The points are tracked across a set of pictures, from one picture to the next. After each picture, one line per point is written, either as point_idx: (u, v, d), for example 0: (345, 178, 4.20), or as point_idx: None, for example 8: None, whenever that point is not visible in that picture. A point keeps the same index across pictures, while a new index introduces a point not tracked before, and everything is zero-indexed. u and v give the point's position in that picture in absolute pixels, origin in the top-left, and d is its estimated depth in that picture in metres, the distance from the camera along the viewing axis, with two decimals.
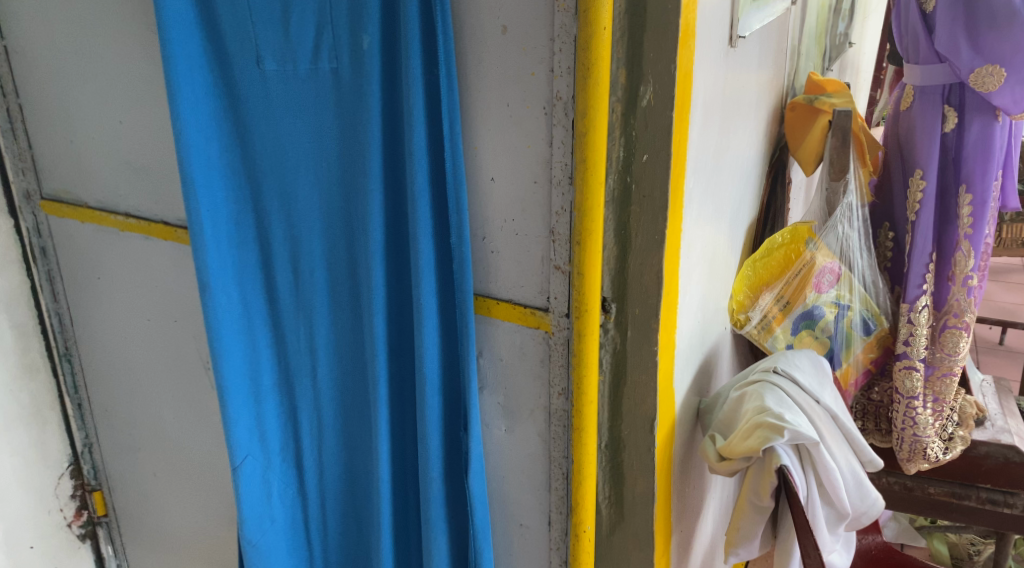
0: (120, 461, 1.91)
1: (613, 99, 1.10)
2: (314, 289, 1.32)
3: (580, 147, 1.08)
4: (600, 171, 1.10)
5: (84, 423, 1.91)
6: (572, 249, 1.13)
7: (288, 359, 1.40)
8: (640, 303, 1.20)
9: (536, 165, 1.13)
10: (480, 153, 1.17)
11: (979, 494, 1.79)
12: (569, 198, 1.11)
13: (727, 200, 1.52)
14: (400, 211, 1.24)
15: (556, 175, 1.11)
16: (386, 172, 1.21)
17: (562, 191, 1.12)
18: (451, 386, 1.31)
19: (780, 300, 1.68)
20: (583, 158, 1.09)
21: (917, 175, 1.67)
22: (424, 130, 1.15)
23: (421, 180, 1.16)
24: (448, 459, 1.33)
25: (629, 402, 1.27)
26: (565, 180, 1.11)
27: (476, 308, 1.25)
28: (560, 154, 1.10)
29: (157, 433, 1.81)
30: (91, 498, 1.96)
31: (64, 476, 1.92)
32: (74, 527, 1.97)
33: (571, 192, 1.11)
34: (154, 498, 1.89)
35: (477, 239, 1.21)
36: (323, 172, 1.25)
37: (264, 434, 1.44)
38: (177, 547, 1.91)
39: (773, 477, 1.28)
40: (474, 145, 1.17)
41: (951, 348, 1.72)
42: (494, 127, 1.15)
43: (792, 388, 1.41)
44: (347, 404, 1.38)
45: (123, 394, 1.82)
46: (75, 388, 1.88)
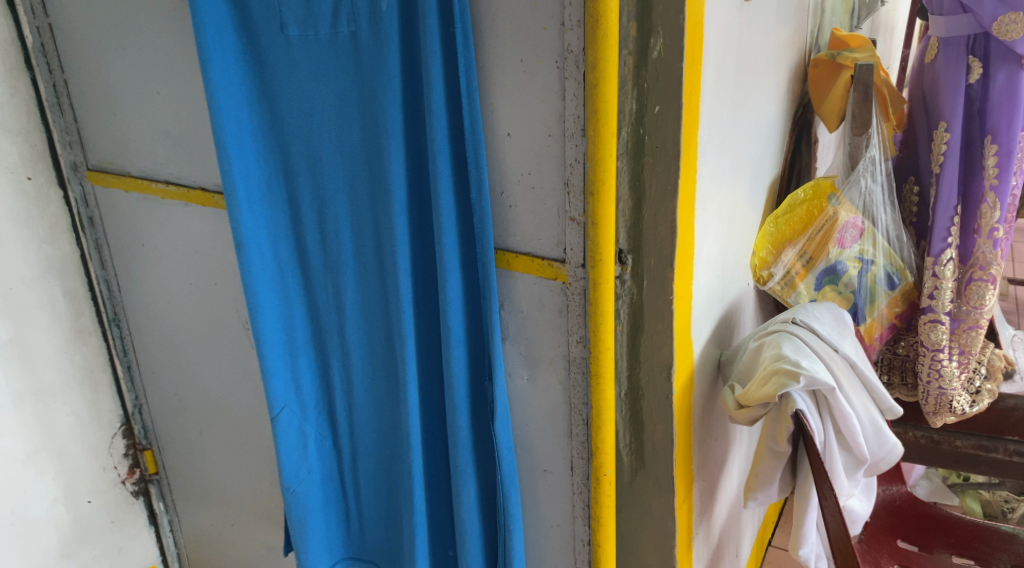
0: (168, 421, 2.01)
1: (624, 52, 1.15)
2: (341, 248, 1.38)
3: (592, 98, 1.12)
4: (612, 122, 1.14)
5: (134, 385, 2.01)
6: (586, 200, 1.17)
7: (319, 316, 1.47)
8: (655, 254, 1.24)
9: (550, 118, 1.17)
10: (497, 109, 1.21)
11: (1007, 446, 1.80)
12: (582, 149, 1.15)
13: (746, 157, 1.54)
14: (421, 169, 1.30)
15: (570, 128, 1.15)
16: (406, 131, 1.26)
17: (575, 143, 1.15)
18: (475, 337, 1.36)
19: (803, 256, 1.72)
20: (595, 108, 1.12)
21: (940, 128, 1.68)
22: (442, 88, 1.19)
23: (440, 137, 1.21)
24: (474, 408, 1.39)
25: (647, 350, 1.32)
26: (578, 132, 1.15)
27: (497, 262, 1.29)
28: (573, 107, 1.14)
29: (202, 393, 1.90)
30: (143, 457, 2.07)
31: (117, 435, 2.02)
32: (128, 484, 2.06)
33: (584, 144, 1.15)
34: (201, 455, 1.99)
35: (496, 195, 1.26)
36: (346, 134, 1.31)
37: (300, 388, 1.52)
38: (224, 502, 2.01)
39: (790, 423, 1.32)
40: (490, 101, 1.21)
41: (976, 301, 1.72)
42: (509, 83, 1.19)
43: (810, 337, 1.43)
44: (376, 358, 1.45)
45: (169, 356, 1.91)
46: (125, 351, 1.98)
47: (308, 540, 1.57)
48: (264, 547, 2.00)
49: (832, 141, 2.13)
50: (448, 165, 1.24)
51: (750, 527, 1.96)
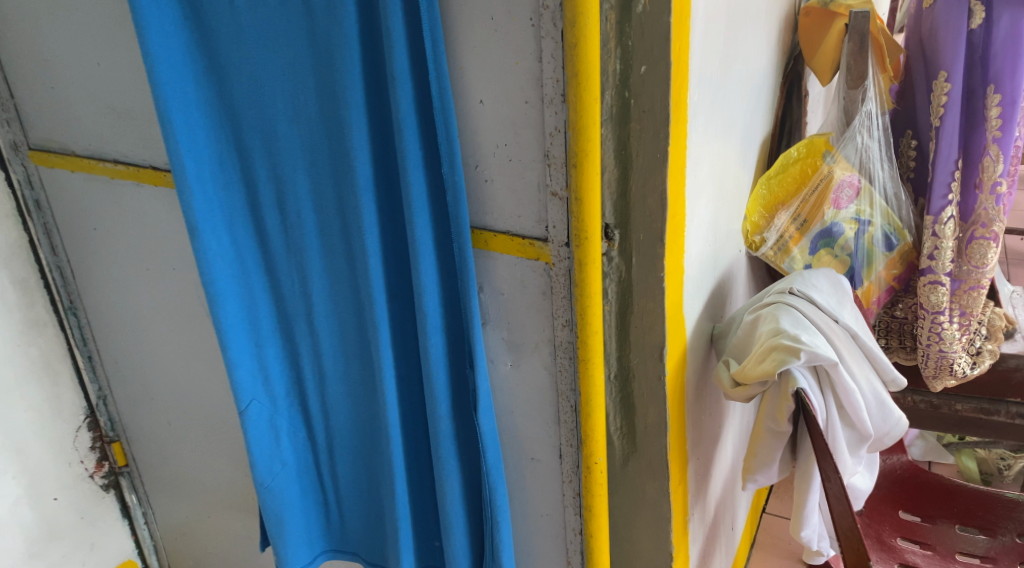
0: (135, 411, 1.91)
1: (605, 6, 1.04)
2: (304, 229, 1.28)
3: (572, 60, 1.01)
4: (595, 85, 1.03)
5: (96, 375, 1.90)
6: (568, 172, 1.07)
7: (285, 303, 1.37)
8: (644, 228, 1.15)
9: (526, 83, 1.06)
10: (469, 74, 1.10)
11: (1009, 409, 1.73)
12: (563, 117, 1.05)
13: (738, 116, 1.44)
14: (388, 142, 1.19)
15: (549, 93, 1.04)
16: (369, 100, 1.15)
17: (555, 110, 1.05)
18: (452, 322, 1.27)
19: (797, 219, 1.63)
20: (576, 71, 1.02)
21: (940, 78, 1.58)
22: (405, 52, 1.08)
23: (405, 107, 1.11)
24: (454, 396, 1.30)
25: (637, 330, 1.23)
26: (557, 98, 1.04)
27: (475, 242, 1.20)
28: (551, 70, 1.04)
29: (168, 382, 1.80)
30: (111, 449, 1.97)
31: (82, 428, 1.92)
32: (96, 478, 1.97)
33: (565, 111, 1.04)
34: (171, 446, 1.89)
35: (469, 168, 1.15)
36: (303, 105, 1.19)
37: (268, 379, 1.42)
38: (198, 493, 1.92)
39: (791, 401, 1.23)
40: (460, 65, 1.10)
41: (978, 261, 1.64)
42: (480, 44, 1.08)
43: (809, 308, 1.35)
44: (348, 345, 1.36)
45: (131, 345, 1.81)
46: (84, 340, 1.86)
47: (286, 537, 1.49)
48: (242, 538, 1.92)
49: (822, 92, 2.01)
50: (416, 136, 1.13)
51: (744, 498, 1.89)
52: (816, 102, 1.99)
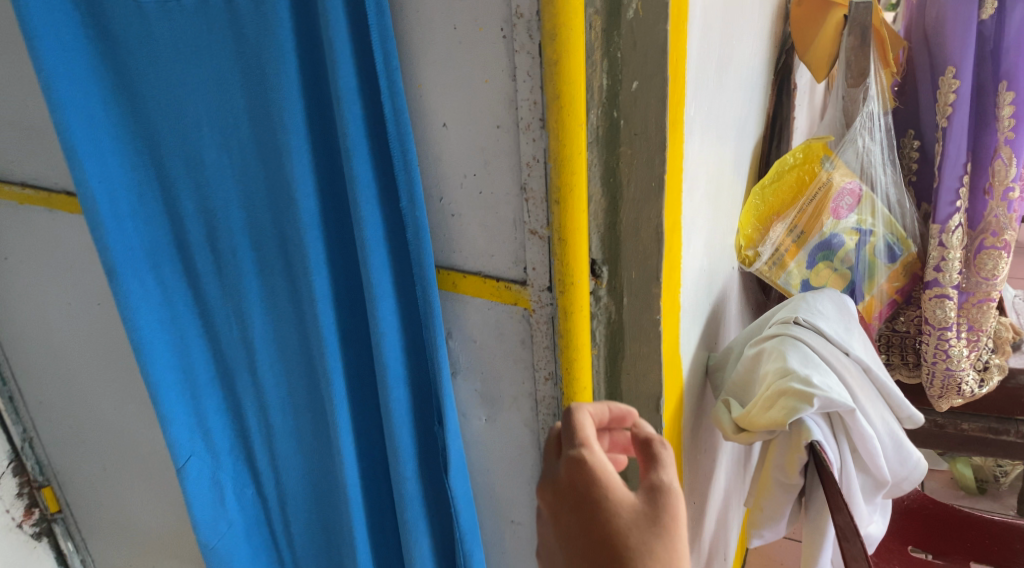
0: (65, 455, 1.71)
1: (589, 11, 0.86)
2: (240, 268, 1.10)
3: (552, 79, 0.85)
4: (581, 109, 0.86)
5: (19, 415, 1.70)
6: (549, 209, 0.90)
7: (223, 350, 1.19)
8: (636, 266, 0.99)
9: (497, 104, 0.89)
10: (430, 92, 0.93)
11: (1019, 428, 1.61)
12: (542, 145, 0.88)
13: (732, 121, 1.28)
14: (334, 170, 1.01)
15: (524, 117, 0.88)
16: (310, 122, 0.97)
17: (532, 137, 0.88)
18: (416, 371, 1.10)
19: (793, 230, 1.49)
20: (557, 92, 0.85)
21: (948, 73, 1.43)
22: (351, 67, 0.92)
23: (353, 131, 0.94)
24: (421, 454, 1.14)
25: (629, 379, 1.06)
26: (535, 122, 0.87)
27: (443, 284, 1.03)
28: (527, 90, 0.87)
29: (100, 425, 1.61)
30: (41, 495, 1.77)
31: (6, 475, 1.72)
32: (25, 527, 1.77)
33: (544, 138, 0.87)
34: (108, 492, 1.70)
35: (433, 200, 0.99)
36: (231, 127, 1.01)
37: (208, 434, 1.23)
38: (141, 542, 1.74)
39: (803, 453, 1.09)
40: (417, 82, 0.93)
41: (989, 272, 1.51)
42: (441, 57, 0.91)
43: (816, 341, 1.20)
44: (298, 398, 1.18)
45: (56, 383, 1.61)
46: (3, 378, 1.66)
47: None
48: None
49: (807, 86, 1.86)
50: (367, 164, 0.96)
51: (735, 520, 1.75)
52: (803, 97, 1.85)
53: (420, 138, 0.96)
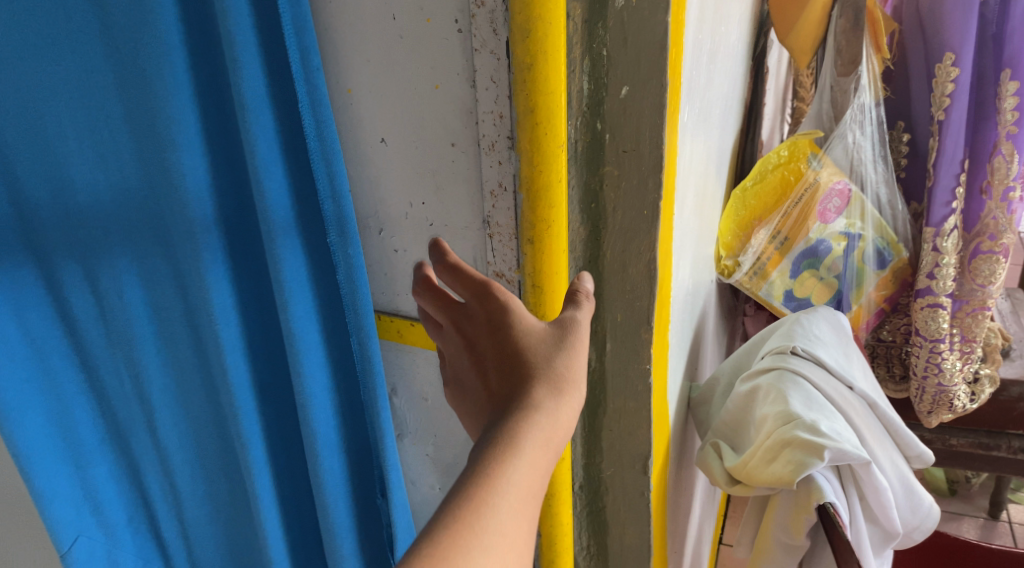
0: None
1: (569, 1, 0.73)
2: (128, 307, 0.87)
3: (523, 89, 0.73)
4: (558, 125, 0.75)
5: None
6: (520, 245, 0.80)
7: (111, 405, 0.91)
8: (622, 307, 0.83)
9: (450, 118, 0.80)
10: (363, 100, 0.84)
11: (1011, 443, 1.50)
12: (512, 166, 0.77)
13: (716, 116, 1.09)
14: (239, 192, 0.88)
15: (487, 133, 0.77)
16: (207, 140, 0.84)
17: (496, 159, 0.78)
18: (351, 426, 0.96)
19: (777, 237, 1.33)
20: (530, 106, 0.74)
21: (945, 60, 1.28)
22: (259, 74, 0.79)
23: (265, 153, 0.81)
24: (362, 520, 1.00)
25: (610, 435, 0.91)
26: (501, 141, 0.77)
27: (388, 333, 0.96)
28: (489, 101, 0.76)
29: None
30: None
31: None
32: None
33: (514, 159, 0.77)
34: None
35: (373, 234, 0.91)
36: (108, 143, 0.82)
37: (100, 512, 0.93)
38: None
39: (812, 514, 0.94)
40: (347, 88, 0.85)
41: (984, 278, 1.38)
42: (377, 67, 0.82)
43: (817, 374, 1.04)
44: (208, 460, 0.98)
45: None
46: None
47: None
48: None
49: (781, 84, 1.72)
50: (281, 185, 0.84)
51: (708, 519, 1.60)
52: (773, 98, 1.71)
53: (357, 158, 0.88)
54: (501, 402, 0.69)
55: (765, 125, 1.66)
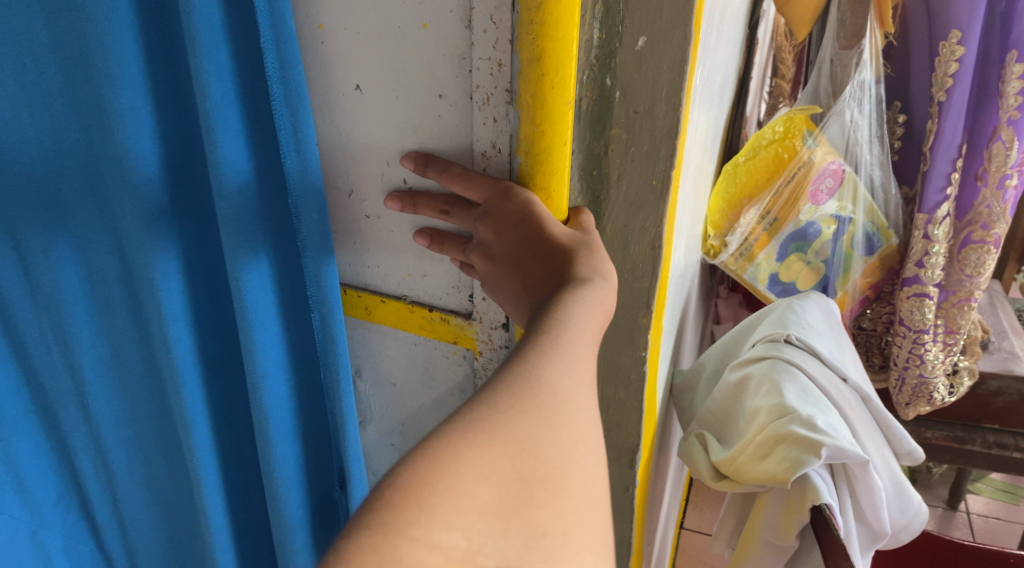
0: None
1: None
2: (58, 280, 0.83)
3: (528, 40, 0.67)
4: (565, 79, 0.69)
5: None
6: None
7: (39, 379, 0.90)
8: (619, 289, 0.76)
9: (436, 66, 0.73)
10: (337, 39, 0.77)
11: (985, 437, 1.47)
12: (509, 125, 0.72)
13: (716, 84, 1.03)
14: (189, 144, 0.78)
15: (480, 87, 0.71)
16: (153, 80, 0.73)
17: (490, 115, 0.72)
18: (309, 405, 0.89)
19: (766, 217, 1.27)
20: (536, 56, 0.68)
21: (950, 38, 1.22)
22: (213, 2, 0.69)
23: (218, 94, 0.71)
24: (316, 506, 0.93)
25: (595, 427, 0.84)
26: (497, 97, 0.71)
27: (355, 309, 0.92)
28: (484, 48, 0.70)
29: None
30: None
31: None
32: None
33: (512, 117, 0.71)
34: None
35: (342, 196, 0.85)
36: (42, 99, 0.76)
37: (24, 486, 0.94)
38: None
39: (804, 515, 0.88)
40: (318, 23, 0.77)
41: (973, 270, 1.33)
42: (356, 4, 0.74)
43: (811, 365, 0.98)
44: (146, 437, 0.92)
45: None
46: None
47: None
48: None
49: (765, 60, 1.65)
50: (237, 135, 0.74)
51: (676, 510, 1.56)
52: (757, 75, 1.64)
53: (326, 106, 0.81)
54: (543, 293, 0.68)
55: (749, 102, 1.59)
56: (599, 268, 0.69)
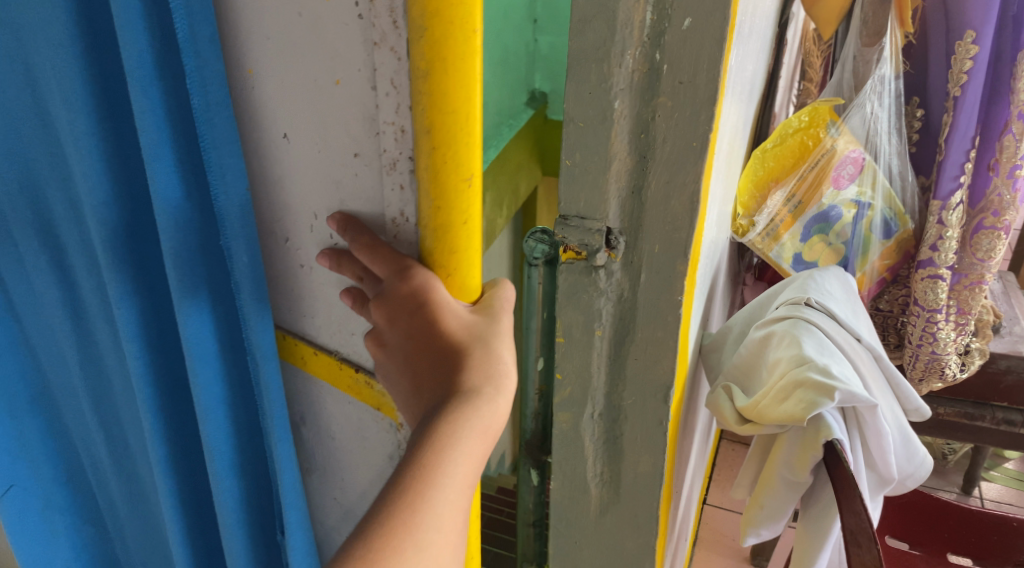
0: None
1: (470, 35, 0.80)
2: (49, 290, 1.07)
3: (421, 114, 0.82)
4: (454, 150, 0.83)
5: None
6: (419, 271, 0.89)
7: (44, 367, 1.17)
8: (660, 239, 0.87)
9: (353, 131, 0.87)
10: (265, 83, 0.90)
11: (994, 414, 1.57)
12: (412, 184, 0.86)
13: (748, 76, 1.16)
14: (135, 181, 0.96)
15: (388, 152, 0.86)
16: (104, 124, 0.91)
17: (397, 176, 0.87)
18: (244, 403, 1.06)
19: (791, 200, 1.39)
20: (426, 128, 0.83)
21: (966, 38, 1.33)
22: (151, 72, 0.86)
23: (154, 146, 0.88)
24: (263, 502, 1.11)
25: (635, 365, 0.96)
26: (399, 161, 0.86)
27: (293, 356, 1.05)
28: (389, 113, 0.85)
29: None
30: None
31: None
32: None
33: (413, 178, 0.86)
34: None
35: (280, 243, 0.98)
36: (33, 146, 0.99)
37: (30, 456, 1.19)
38: None
39: (818, 451, 0.99)
40: (249, 68, 0.90)
41: (984, 254, 1.43)
42: (287, 70, 0.88)
43: (829, 325, 1.09)
44: (119, 415, 1.15)
45: None
46: None
47: None
48: None
49: (793, 64, 1.76)
50: (173, 179, 0.91)
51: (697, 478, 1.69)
52: (786, 76, 1.75)
53: (263, 152, 0.94)
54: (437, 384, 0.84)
55: (778, 101, 1.70)
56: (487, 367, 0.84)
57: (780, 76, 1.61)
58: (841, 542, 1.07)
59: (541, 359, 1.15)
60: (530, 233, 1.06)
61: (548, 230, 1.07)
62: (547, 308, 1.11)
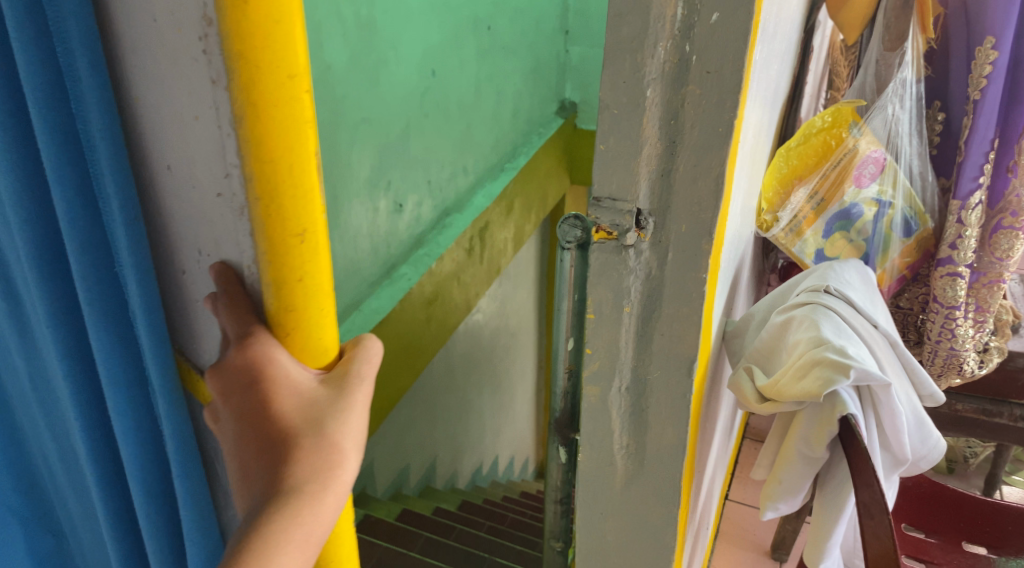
0: None
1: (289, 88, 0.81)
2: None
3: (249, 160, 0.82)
4: (284, 200, 0.84)
5: None
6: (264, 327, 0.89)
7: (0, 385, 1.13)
8: (687, 219, 0.94)
9: (215, 174, 0.86)
10: (147, 115, 0.88)
11: (1012, 411, 1.63)
12: (255, 236, 0.86)
13: (773, 75, 1.22)
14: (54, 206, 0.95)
15: (239, 196, 0.85)
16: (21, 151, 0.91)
17: (246, 223, 0.86)
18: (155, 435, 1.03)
19: (814, 197, 1.45)
20: (255, 178, 0.83)
21: (986, 44, 1.38)
22: (43, 109, 0.86)
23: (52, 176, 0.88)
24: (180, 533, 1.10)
25: (661, 340, 1.03)
26: (246, 207, 0.85)
27: (198, 391, 1.01)
28: (235, 157, 0.83)
29: None
30: None
31: None
32: None
33: (253, 230, 0.86)
34: None
35: (178, 275, 0.96)
36: None
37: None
38: None
39: (834, 426, 1.05)
40: (133, 97, 0.88)
41: (1002, 253, 1.48)
42: (158, 110, 0.87)
43: (847, 311, 1.15)
44: (61, 441, 1.11)
45: None
46: None
47: None
48: None
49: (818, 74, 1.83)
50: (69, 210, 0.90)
51: (718, 468, 1.75)
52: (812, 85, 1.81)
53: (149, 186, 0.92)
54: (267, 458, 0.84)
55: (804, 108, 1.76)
56: (319, 447, 0.85)
57: (805, 83, 1.67)
58: (856, 516, 1.12)
59: (571, 340, 1.22)
60: (563, 218, 1.14)
61: (581, 215, 1.14)
62: (578, 291, 1.18)
